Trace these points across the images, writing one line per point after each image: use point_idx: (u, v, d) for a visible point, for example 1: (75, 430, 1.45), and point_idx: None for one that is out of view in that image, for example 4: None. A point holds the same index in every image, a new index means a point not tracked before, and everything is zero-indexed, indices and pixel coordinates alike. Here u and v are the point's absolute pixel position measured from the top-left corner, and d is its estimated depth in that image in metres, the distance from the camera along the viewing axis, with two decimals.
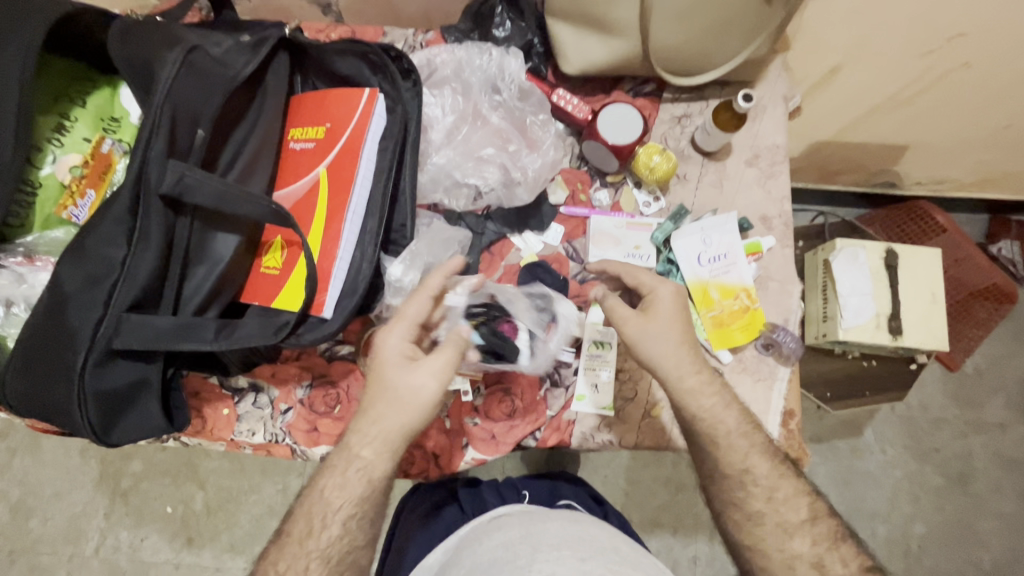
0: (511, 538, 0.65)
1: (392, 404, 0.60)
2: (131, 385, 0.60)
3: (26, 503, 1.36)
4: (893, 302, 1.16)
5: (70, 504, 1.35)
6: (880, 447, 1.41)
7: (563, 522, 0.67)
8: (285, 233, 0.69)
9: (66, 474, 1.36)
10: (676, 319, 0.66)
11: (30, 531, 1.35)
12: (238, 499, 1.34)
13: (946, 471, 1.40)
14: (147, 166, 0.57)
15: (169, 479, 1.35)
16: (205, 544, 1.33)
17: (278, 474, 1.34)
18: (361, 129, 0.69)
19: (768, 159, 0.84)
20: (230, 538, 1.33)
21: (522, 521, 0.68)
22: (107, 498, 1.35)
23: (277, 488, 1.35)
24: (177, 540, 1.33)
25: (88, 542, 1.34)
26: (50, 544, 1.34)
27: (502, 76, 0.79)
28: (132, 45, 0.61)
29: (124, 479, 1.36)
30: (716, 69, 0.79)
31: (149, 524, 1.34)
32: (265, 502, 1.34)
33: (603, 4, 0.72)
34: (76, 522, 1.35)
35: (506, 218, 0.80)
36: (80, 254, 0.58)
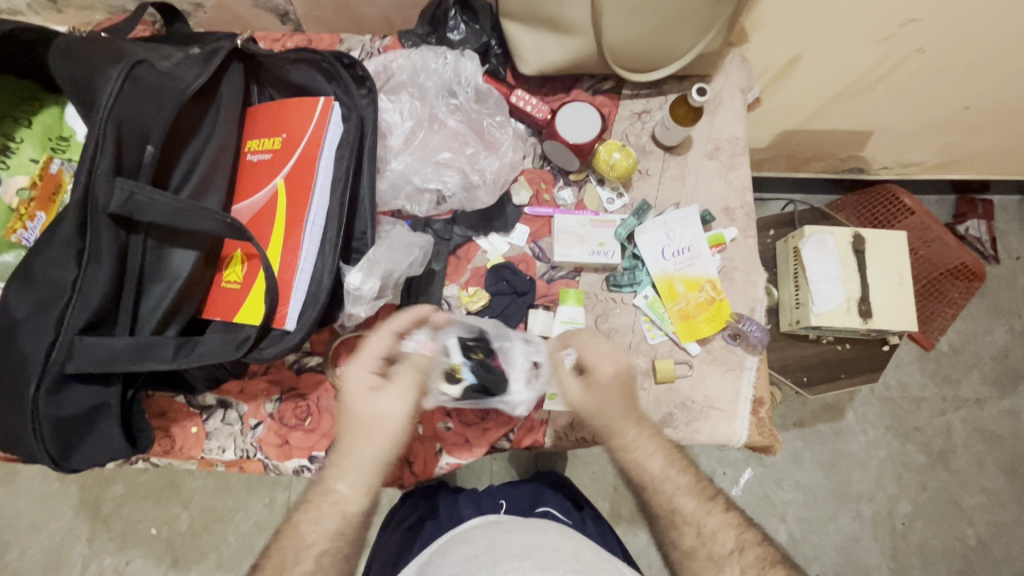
0: (474, 551, 0.67)
1: (364, 434, 0.62)
2: (90, 409, 0.59)
3: (5, 534, 1.33)
4: (864, 286, 1.18)
5: (50, 533, 1.33)
6: (860, 428, 1.43)
7: (527, 531, 0.69)
8: (245, 246, 0.69)
9: (44, 502, 1.34)
10: (618, 394, 0.66)
11: (10, 563, 1.31)
12: (225, 517, 1.33)
13: (925, 447, 1.43)
14: (94, 186, 0.56)
15: (152, 501, 1.33)
16: (192, 565, 1.31)
17: (263, 489, 1.33)
18: (317, 139, 0.69)
19: (728, 150, 0.85)
20: (218, 557, 1.31)
21: (487, 534, 0.70)
22: (88, 524, 1.33)
23: (263, 503, 1.33)
24: (163, 562, 1.31)
25: (72, 570, 1.31)
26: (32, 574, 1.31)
27: (458, 79, 0.79)
28: (75, 62, 0.60)
29: (105, 504, 1.34)
30: (670, 64, 0.80)
31: (133, 547, 1.32)
32: (252, 519, 1.33)
33: (555, 4, 0.72)
34: (57, 551, 1.32)
35: (470, 221, 0.80)
36: (31, 278, 0.57)
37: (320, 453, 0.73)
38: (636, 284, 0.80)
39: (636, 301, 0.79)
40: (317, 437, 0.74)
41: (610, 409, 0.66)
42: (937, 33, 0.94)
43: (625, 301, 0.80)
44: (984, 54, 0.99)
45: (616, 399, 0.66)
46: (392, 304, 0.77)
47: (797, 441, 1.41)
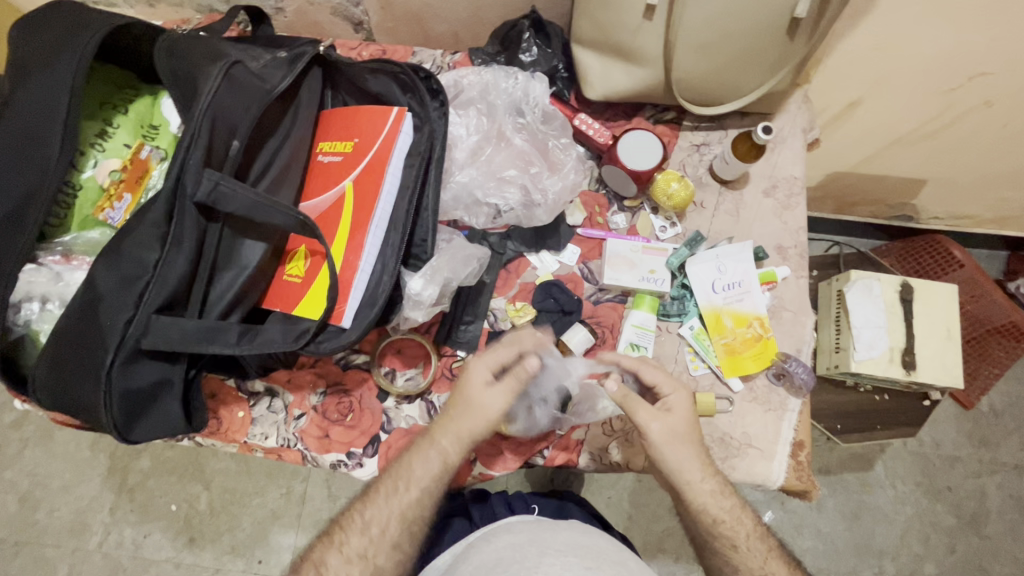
0: (518, 540, 0.69)
1: (468, 417, 0.66)
2: (156, 383, 0.62)
3: (35, 493, 1.38)
4: (908, 336, 1.16)
5: (77, 497, 1.37)
6: (889, 482, 1.39)
7: (568, 532, 0.71)
8: (309, 242, 0.71)
9: (75, 466, 1.39)
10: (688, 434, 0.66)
11: (37, 522, 1.36)
12: (242, 501, 1.36)
13: (957, 509, 1.37)
14: (185, 174, 0.59)
15: (175, 477, 1.37)
16: (206, 545, 1.34)
17: (282, 478, 1.35)
18: (387, 146, 0.72)
19: (785, 189, 0.85)
20: (232, 539, 1.34)
21: (531, 528, 0.72)
22: (113, 493, 1.37)
23: (281, 491, 1.36)
24: (180, 538, 1.34)
25: (93, 535, 1.35)
26: (56, 535, 1.36)
27: (526, 99, 0.81)
28: (178, 58, 0.64)
29: (131, 475, 1.38)
30: (734, 99, 0.81)
31: (153, 521, 1.36)
32: (269, 506, 1.35)
33: (628, 34, 0.74)
34: (81, 516, 1.37)
35: (524, 238, 0.81)
36: (116, 254, 0.59)
37: (358, 450, 0.75)
38: (684, 314, 0.80)
39: (681, 330, 0.80)
40: (356, 434, 0.75)
41: (674, 422, 0.65)
42: (1005, 88, 0.93)
43: (670, 330, 0.80)
44: None
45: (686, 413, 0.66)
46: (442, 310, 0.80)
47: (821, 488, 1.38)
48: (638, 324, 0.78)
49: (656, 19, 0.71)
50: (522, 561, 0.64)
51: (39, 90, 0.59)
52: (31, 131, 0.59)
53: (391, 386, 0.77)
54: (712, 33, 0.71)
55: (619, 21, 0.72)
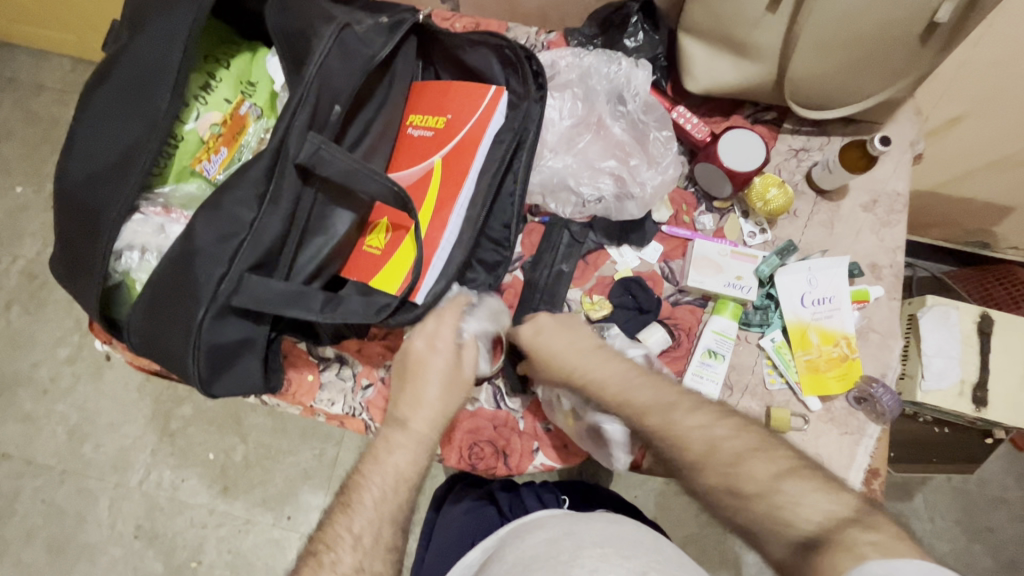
0: (553, 535, 0.68)
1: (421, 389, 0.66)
2: (240, 341, 0.62)
3: (83, 427, 1.43)
4: (982, 371, 1.12)
5: (121, 436, 1.43)
6: (925, 515, 1.37)
7: (602, 523, 0.69)
8: (393, 215, 0.70)
9: (122, 405, 1.44)
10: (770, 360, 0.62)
11: (83, 454, 1.42)
12: (276, 458, 1.39)
13: (992, 549, 1.37)
14: (288, 135, 0.58)
15: (215, 427, 1.42)
16: (239, 495, 1.38)
17: (316, 440, 1.39)
18: (482, 126, 0.70)
19: (886, 205, 0.81)
20: (264, 493, 1.38)
21: (563, 520, 0.71)
22: (155, 436, 1.42)
23: (313, 452, 1.39)
24: (215, 486, 1.39)
25: (134, 474, 1.41)
26: (99, 470, 1.41)
27: (629, 87, 0.77)
28: (289, 15, 0.62)
29: (173, 420, 1.43)
30: (845, 105, 0.76)
31: (191, 466, 1.40)
32: (301, 465, 1.39)
33: (747, 26, 0.70)
34: (124, 454, 1.42)
35: (607, 229, 0.79)
36: (216, 210, 0.59)
37: None
38: (767, 325, 0.77)
39: (762, 341, 0.76)
40: None
41: (611, 372, 0.64)
42: None
43: (749, 340, 0.77)
44: None
45: (589, 338, 0.68)
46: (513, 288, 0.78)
47: None
48: (718, 330, 0.75)
49: (780, 12, 0.67)
50: (558, 557, 0.63)
51: (156, 38, 0.59)
52: (143, 81, 0.59)
53: None
54: (840, 31, 0.67)
55: (738, 12, 0.69)
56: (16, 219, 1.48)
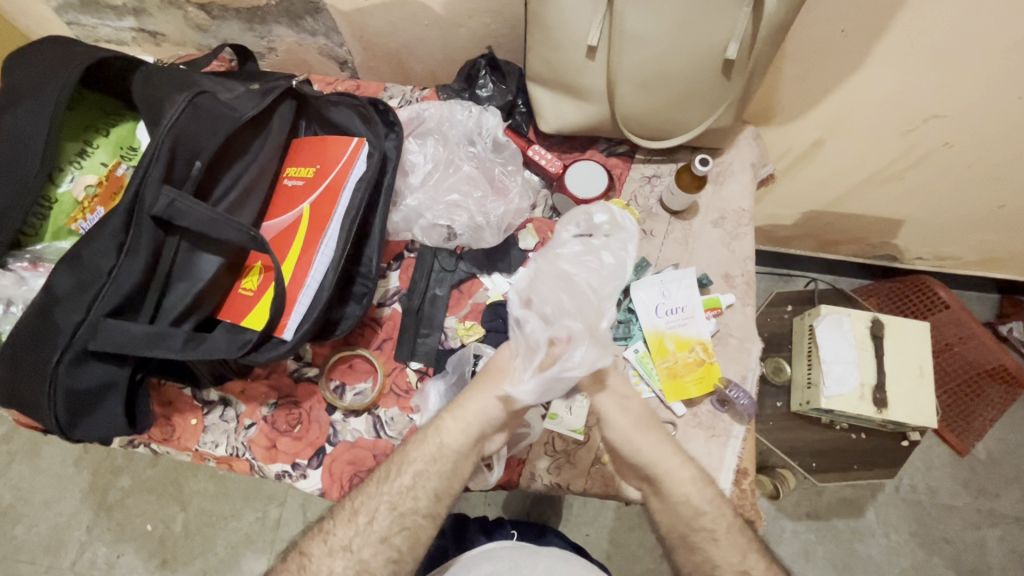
0: (499, 570, 0.75)
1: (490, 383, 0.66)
2: (101, 385, 0.64)
3: (16, 507, 1.46)
4: (879, 373, 1.17)
5: (55, 513, 1.45)
6: (880, 531, 1.39)
7: (550, 559, 0.77)
8: (265, 259, 0.75)
9: (56, 482, 1.47)
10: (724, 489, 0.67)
11: (15, 536, 1.44)
12: (218, 524, 1.43)
13: (954, 562, 1.37)
14: (143, 189, 0.64)
15: (154, 496, 1.45)
16: (178, 567, 1.40)
17: (259, 502, 1.43)
18: (344, 172, 0.77)
19: (734, 221, 0.88)
20: (204, 563, 1.40)
21: (512, 554, 0.77)
22: (91, 511, 1.44)
23: (256, 514, 1.43)
24: (153, 560, 1.41)
25: (68, 553, 1.42)
26: (32, 552, 1.42)
27: (479, 131, 0.85)
28: (151, 86, 0.70)
29: (110, 493, 1.46)
30: (676, 136, 0.86)
31: (129, 540, 1.42)
32: (244, 530, 1.42)
33: (576, 73, 0.79)
34: (58, 532, 1.44)
35: (475, 259, 0.84)
36: (77, 261, 0.63)
37: (304, 460, 0.77)
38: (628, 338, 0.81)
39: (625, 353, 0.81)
40: (303, 445, 0.77)
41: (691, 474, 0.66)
42: (959, 131, 0.98)
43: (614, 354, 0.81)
44: (1009, 159, 1.02)
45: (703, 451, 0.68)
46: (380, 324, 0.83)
47: (809, 534, 1.38)
48: None
49: (598, 59, 0.77)
50: None
51: (26, 112, 0.66)
52: (11, 148, 0.65)
53: (338, 400, 0.79)
54: (651, 71, 0.76)
55: (565, 61, 0.78)
56: None
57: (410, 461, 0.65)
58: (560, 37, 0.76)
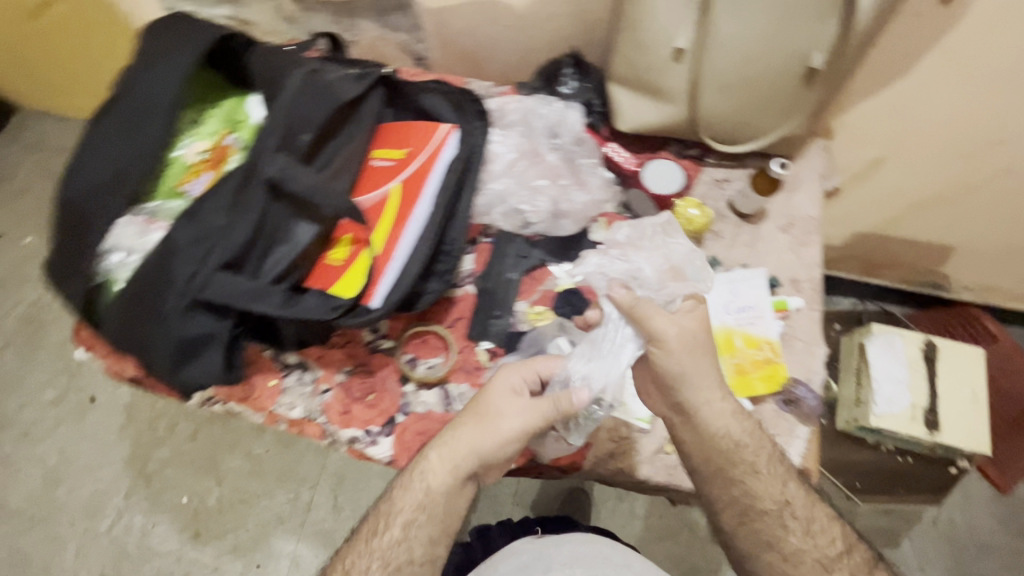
0: (524, 561, 0.79)
1: (480, 425, 0.68)
2: (203, 335, 0.67)
3: (60, 469, 1.51)
4: (931, 396, 1.16)
5: (96, 478, 1.50)
6: None
7: (573, 544, 0.81)
8: (355, 232, 0.79)
9: (100, 448, 1.52)
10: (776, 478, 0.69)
11: (56, 497, 1.48)
12: (250, 502, 1.46)
13: None
14: (260, 155, 0.68)
15: (192, 469, 1.49)
16: (209, 541, 1.43)
17: (292, 483, 1.46)
18: (435, 155, 0.81)
19: (802, 227, 0.90)
20: (234, 539, 1.43)
21: (535, 547, 0.81)
22: (130, 479, 1.49)
23: (287, 496, 1.46)
24: (185, 532, 1.44)
25: (105, 518, 1.46)
26: (70, 514, 1.47)
27: (562, 125, 0.90)
28: (267, 62, 0.75)
29: (150, 463, 1.50)
30: (753, 141, 0.88)
31: (163, 511, 1.46)
32: (275, 509, 1.45)
33: (660, 74, 0.82)
34: (97, 497, 1.48)
35: (549, 247, 0.87)
36: (194, 217, 0.67)
37: (376, 428, 0.79)
38: None
39: None
40: (375, 412, 0.80)
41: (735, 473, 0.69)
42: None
43: None
44: None
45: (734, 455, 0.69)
46: (453, 303, 0.86)
47: None
48: None
49: (684, 61, 0.80)
50: None
51: (157, 77, 0.71)
52: (139, 110, 0.71)
53: (412, 371, 0.82)
54: (737, 74, 0.79)
55: (650, 63, 0.82)
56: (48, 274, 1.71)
57: (399, 511, 0.68)
58: (649, 39, 0.79)
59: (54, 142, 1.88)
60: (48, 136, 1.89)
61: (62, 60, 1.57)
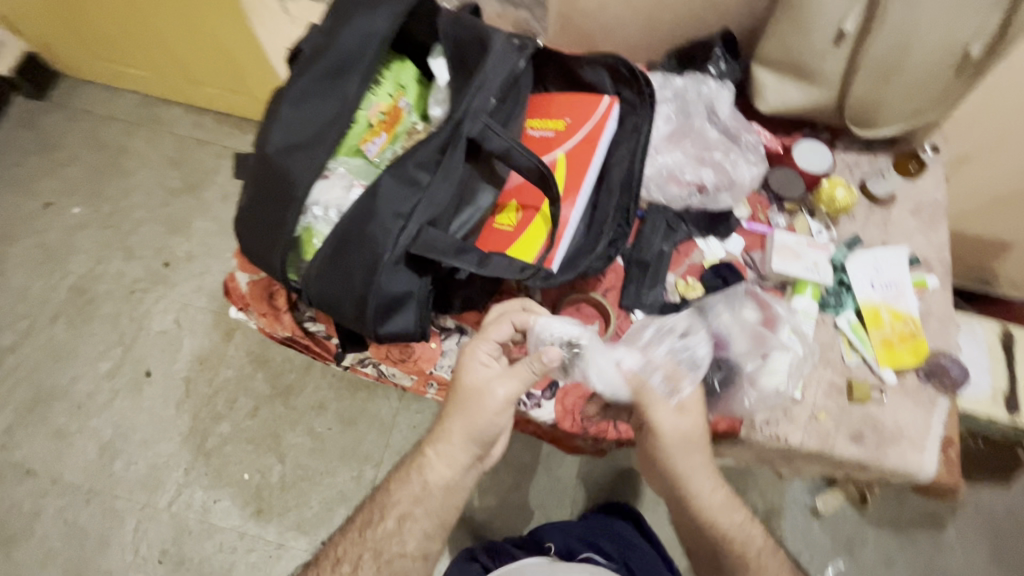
0: None
1: (472, 406, 0.72)
2: (405, 292, 0.69)
3: (116, 443, 1.47)
4: (1011, 379, 1.22)
5: (154, 453, 1.46)
6: (960, 547, 1.41)
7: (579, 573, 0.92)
8: (521, 198, 0.80)
9: (157, 423, 1.49)
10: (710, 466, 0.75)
11: (112, 472, 1.45)
12: (313, 480, 1.43)
13: None
14: (464, 115, 0.69)
15: (254, 446, 1.46)
16: (272, 518, 1.40)
17: (357, 461, 1.43)
18: (601, 126, 0.82)
19: (930, 212, 0.94)
20: (298, 517, 1.40)
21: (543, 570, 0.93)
22: (190, 454, 1.46)
23: (352, 474, 1.43)
24: (248, 508, 1.41)
25: (165, 493, 1.43)
26: (128, 489, 1.43)
27: (719, 102, 0.91)
28: (457, 25, 0.75)
29: (210, 439, 1.47)
30: (894, 125, 0.92)
31: (224, 487, 1.43)
32: (339, 487, 1.43)
33: (814, 58, 0.86)
34: (155, 472, 1.45)
35: (698, 222, 0.90)
36: (399, 173, 0.68)
37: (538, 391, 0.82)
38: (842, 306, 0.87)
39: (838, 322, 0.86)
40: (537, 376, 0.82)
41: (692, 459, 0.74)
42: None
43: (826, 321, 0.87)
44: None
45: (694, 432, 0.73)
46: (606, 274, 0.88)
47: (892, 542, 1.39)
48: (804, 309, 0.85)
49: (844, 45, 0.83)
50: None
51: (355, 34, 0.71)
52: (336, 66, 0.71)
53: None
54: (895, 61, 0.82)
55: (808, 45, 0.84)
56: (99, 246, 1.66)
57: (394, 504, 0.75)
58: (813, 22, 0.81)
59: (102, 110, 1.81)
60: (93, 104, 1.82)
61: (131, 25, 1.50)
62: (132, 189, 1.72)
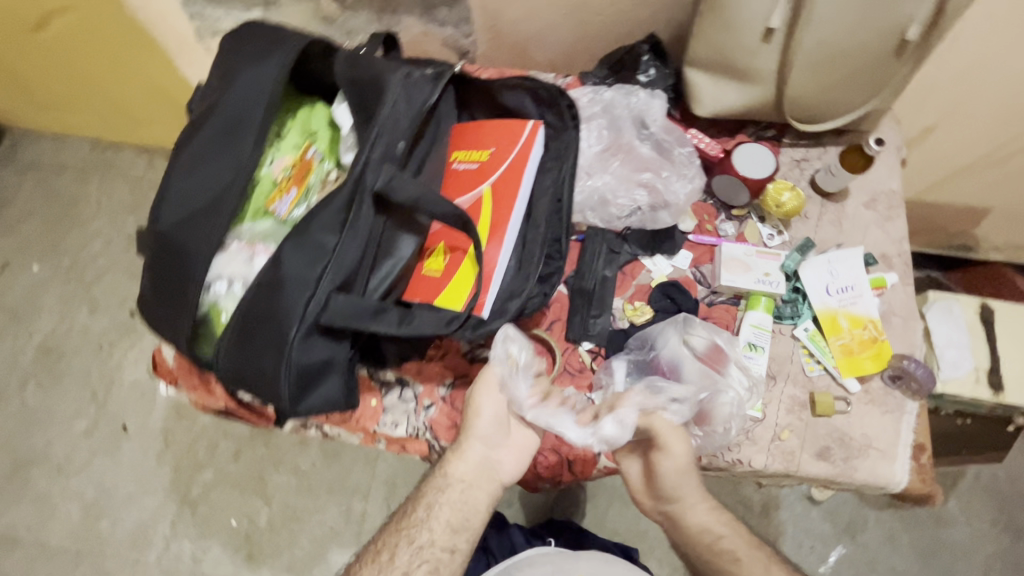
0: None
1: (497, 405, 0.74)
2: (324, 361, 0.65)
3: (100, 502, 1.44)
4: (992, 356, 1.18)
5: (140, 508, 1.43)
6: (963, 519, 1.38)
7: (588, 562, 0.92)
8: (448, 240, 0.76)
9: (139, 477, 1.46)
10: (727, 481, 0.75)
11: (99, 532, 1.42)
12: (301, 519, 1.40)
13: None
14: (366, 167, 0.65)
15: (238, 490, 1.42)
16: (264, 562, 1.37)
17: (342, 496, 1.40)
18: (525, 154, 0.78)
19: (885, 202, 0.90)
20: (291, 558, 1.37)
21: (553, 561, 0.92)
22: (176, 506, 1.43)
23: (340, 509, 1.40)
24: (239, 555, 1.38)
25: (154, 548, 1.40)
26: (116, 547, 1.41)
27: (649, 114, 0.87)
28: (357, 67, 0.70)
29: (193, 488, 1.44)
30: (838, 117, 0.87)
31: (213, 536, 1.40)
32: (329, 523, 1.39)
33: (746, 56, 0.80)
34: (143, 527, 1.42)
35: (641, 240, 0.85)
36: (302, 237, 0.64)
37: None
38: (798, 316, 0.83)
39: (796, 332, 0.82)
40: None
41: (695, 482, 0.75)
42: None
43: (784, 332, 0.83)
44: None
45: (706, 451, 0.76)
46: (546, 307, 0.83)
47: (894, 523, 1.35)
48: (757, 325, 0.81)
49: (774, 42, 0.78)
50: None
51: (246, 92, 0.67)
52: (230, 126, 0.67)
53: None
54: (830, 50, 0.77)
55: (738, 43, 0.79)
56: (62, 300, 1.62)
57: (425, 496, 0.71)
58: (739, 20, 0.76)
59: (50, 162, 1.76)
60: (41, 155, 1.77)
61: (62, 73, 1.43)
62: (90, 239, 1.67)
